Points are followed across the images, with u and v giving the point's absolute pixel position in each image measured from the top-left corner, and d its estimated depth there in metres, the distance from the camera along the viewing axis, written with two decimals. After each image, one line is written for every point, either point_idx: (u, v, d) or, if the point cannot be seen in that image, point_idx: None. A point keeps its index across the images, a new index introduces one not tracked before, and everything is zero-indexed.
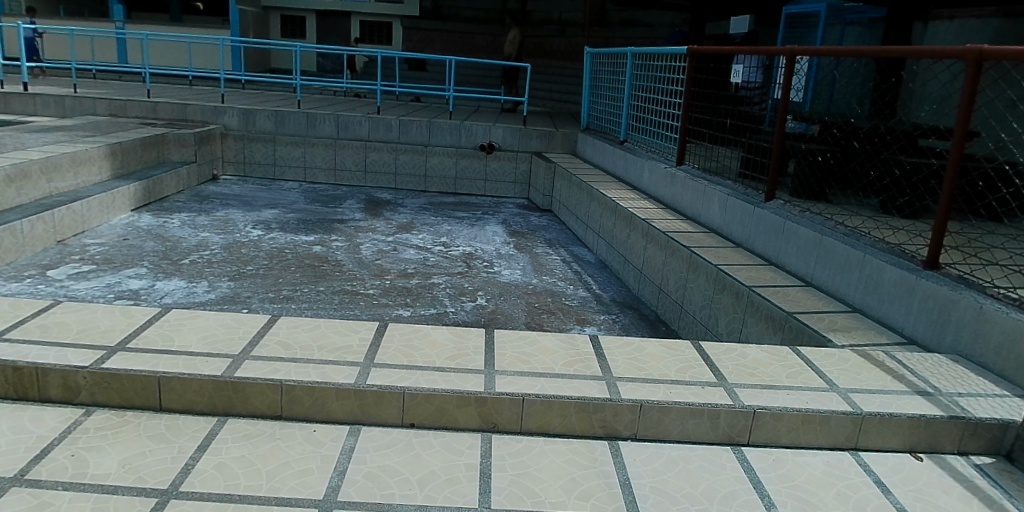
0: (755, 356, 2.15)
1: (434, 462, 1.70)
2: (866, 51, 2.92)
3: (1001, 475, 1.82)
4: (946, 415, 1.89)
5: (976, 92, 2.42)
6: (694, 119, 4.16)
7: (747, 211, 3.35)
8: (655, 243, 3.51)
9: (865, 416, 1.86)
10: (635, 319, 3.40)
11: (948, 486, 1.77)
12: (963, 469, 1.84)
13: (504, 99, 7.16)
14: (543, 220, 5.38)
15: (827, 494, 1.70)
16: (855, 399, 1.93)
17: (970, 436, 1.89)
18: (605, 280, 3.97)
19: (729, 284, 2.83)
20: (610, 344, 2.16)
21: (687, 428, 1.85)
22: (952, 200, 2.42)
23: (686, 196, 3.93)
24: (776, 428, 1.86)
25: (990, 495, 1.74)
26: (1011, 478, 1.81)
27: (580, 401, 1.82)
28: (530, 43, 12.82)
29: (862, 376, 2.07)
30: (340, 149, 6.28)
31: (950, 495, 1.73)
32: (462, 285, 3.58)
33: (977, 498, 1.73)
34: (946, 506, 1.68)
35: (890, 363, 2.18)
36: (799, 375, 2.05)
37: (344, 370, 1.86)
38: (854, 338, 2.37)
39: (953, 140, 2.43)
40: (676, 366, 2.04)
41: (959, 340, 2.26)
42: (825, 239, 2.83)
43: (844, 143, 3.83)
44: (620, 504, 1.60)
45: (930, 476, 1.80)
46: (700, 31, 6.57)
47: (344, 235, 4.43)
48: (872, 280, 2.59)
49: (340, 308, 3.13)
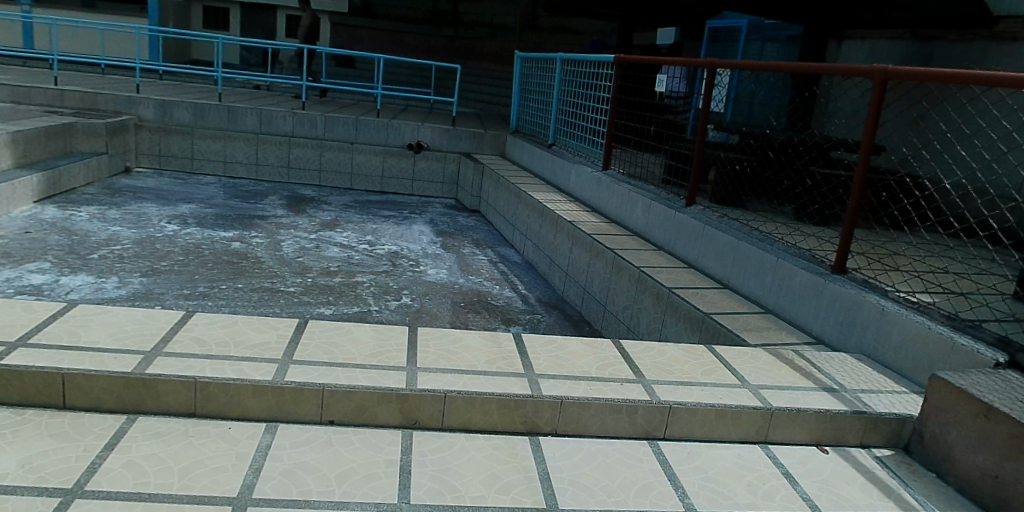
0: (672, 354, 2.21)
1: (353, 458, 1.67)
2: (783, 67, 3.06)
3: (899, 466, 1.94)
4: (849, 410, 1.99)
5: (880, 108, 2.57)
6: (620, 126, 4.24)
7: (669, 215, 3.45)
8: (580, 245, 3.57)
9: (774, 411, 1.94)
10: (559, 318, 3.45)
11: (850, 476, 1.87)
12: (865, 461, 1.95)
13: (432, 99, 7.14)
14: (470, 220, 5.39)
15: (739, 484, 1.77)
16: (766, 395, 2.02)
17: (871, 431, 2.00)
18: (531, 280, 4.01)
19: (650, 285, 2.91)
20: (533, 341, 2.18)
21: (606, 423, 1.89)
22: (858, 208, 2.56)
23: (611, 199, 4.02)
24: (692, 423, 1.92)
25: (887, 485, 1.85)
26: (908, 469, 1.93)
27: (501, 398, 1.83)
28: (458, 44, 12.72)
29: (773, 374, 2.16)
30: (262, 144, 6.13)
31: (852, 485, 1.83)
32: (387, 284, 3.55)
33: (878, 488, 1.83)
34: (847, 494, 1.78)
35: (800, 361, 2.29)
36: (713, 372, 2.12)
37: (262, 367, 1.82)
38: (766, 337, 2.47)
39: (858, 153, 2.58)
40: (598, 364, 2.07)
41: (863, 339, 2.39)
42: (741, 243, 2.94)
43: (762, 154, 3.98)
44: (539, 497, 1.62)
45: (834, 468, 1.90)
46: (627, 40, 6.71)
47: (264, 231, 4.32)
48: (784, 283, 2.71)
49: (259, 305, 3.06)
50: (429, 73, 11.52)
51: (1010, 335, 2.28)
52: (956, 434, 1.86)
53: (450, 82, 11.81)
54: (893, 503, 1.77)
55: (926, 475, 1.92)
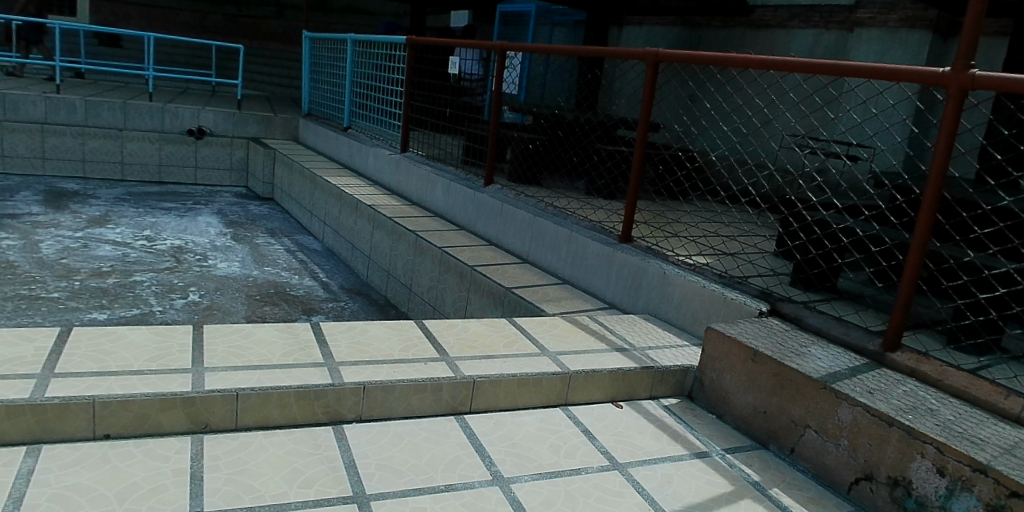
0: (473, 329, 2.27)
1: (136, 472, 1.54)
2: (569, 51, 3.22)
3: (684, 412, 2.18)
4: (639, 367, 2.18)
5: (654, 89, 2.81)
6: (416, 108, 4.24)
7: (469, 196, 3.51)
8: (382, 228, 3.53)
9: (572, 375, 2.07)
10: (364, 304, 3.40)
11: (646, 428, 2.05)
12: (655, 411, 2.15)
13: (212, 81, 6.67)
14: (262, 209, 5.13)
15: (545, 447, 1.86)
16: (564, 360, 2.14)
17: (659, 383, 2.22)
18: (333, 267, 3.91)
19: (453, 265, 2.95)
20: (331, 329, 2.13)
21: (412, 403, 1.90)
22: (639, 181, 2.79)
23: (411, 182, 4.02)
24: (496, 394, 1.99)
25: (674, 429, 2.08)
26: (691, 414, 2.17)
27: (300, 390, 1.77)
28: (243, 23, 11.94)
29: (568, 340, 2.29)
30: (6, 133, 5.37)
31: (643, 434, 2.00)
32: (171, 281, 3.28)
33: (666, 434, 2.04)
34: (637, 443, 1.95)
35: (593, 326, 2.45)
36: (514, 343, 2.21)
37: (16, 384, 1.61)
38: (563, 306, 2.61)
39: (637, 130, 2.79)
40: (400, 346, 2.08)
41: (649, 301, 2.62)
42: (537, 219, 3.08)
43: (554, 132, 4.19)
44: (345, 486, 1.59)
45: (626, 421, 2.06)
46: (420, 22, 6.73)
47: (16, 232, 3.80)
48: (578, 255, 2.88)
49: (13, 316, 2.69)
50: (209, 53, 10.73)
51: (767, 287, 2.67)
52: (731, 377, 2.15)
53: (235, 63, 11.09)
54: (679, 446, 1.98)
55: (708, 417, 2.18)
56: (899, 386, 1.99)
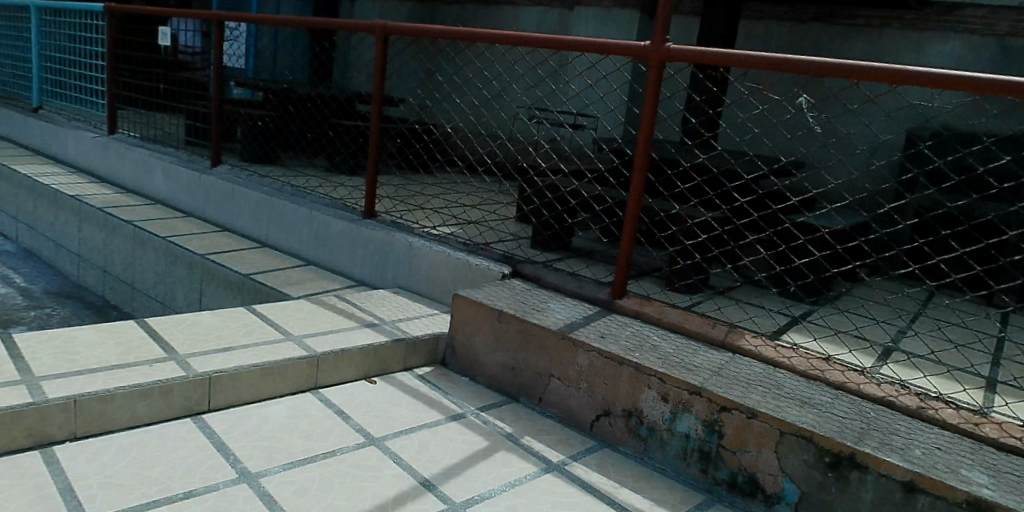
0: (202, 324, 2.55)
1: None
2: (291, 22, 3.10)
3: (441, 379, 2.85)
4: (390, 341, 2.71)
5: (384, 63, 2.89)
6: (121, 81, 4.22)
7: (227, 191, 3.62)
8: (93, 224, 3.45)
9: (320, 357, 2.49)
10: (77, 307, 3.31)
11: (404, 400, 2.60)
12: (413, 382, 2.75)
13: None
14: None
15: (305, 438, 2.22)
16: (309, 344, 2.53)
17: (413, 355, 2.82)
18: (34, 268, 3.71)
19: (184, 255, 3.04)
20: (37, 343, 2.23)
21: (137, 410, 2.09)
22: (377, 152, 2.88)
23: (127, 169, 4.05)
24: (237, 387, 2.29)
25: (433, 398, 2.69)
26: (448, 379, 2.86)
27: (4, 412, 1.87)
28: None
29: (315, 322, 2.71)
30: None
31: (356, 413, 2.43)
32: None
33: (425, 402, 2.63)
34: (352, 423, 2.36)
35: (341, 305, 2.89)
36: (254, 332, 2.56)
37: None
38: (303, 286, 2.97)
39: (372, 104, 2.86)
40: (117, 352, 2.27)
41: (398, 276, 3.19)
42: (275, 200, 3.42)
43: (281, 109, 4.45)
44: (62, 509, 1.73)
45: (348, 402, 2.48)
46: None
47: None
48: (322, 234, 3.32)
49: None
50: None
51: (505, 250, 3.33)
52: (486, 342, 2.85)
53: None
54: (444, 414, 2.58)
55: (464, 380, 2.90)
56: (626, 326, 2.87)
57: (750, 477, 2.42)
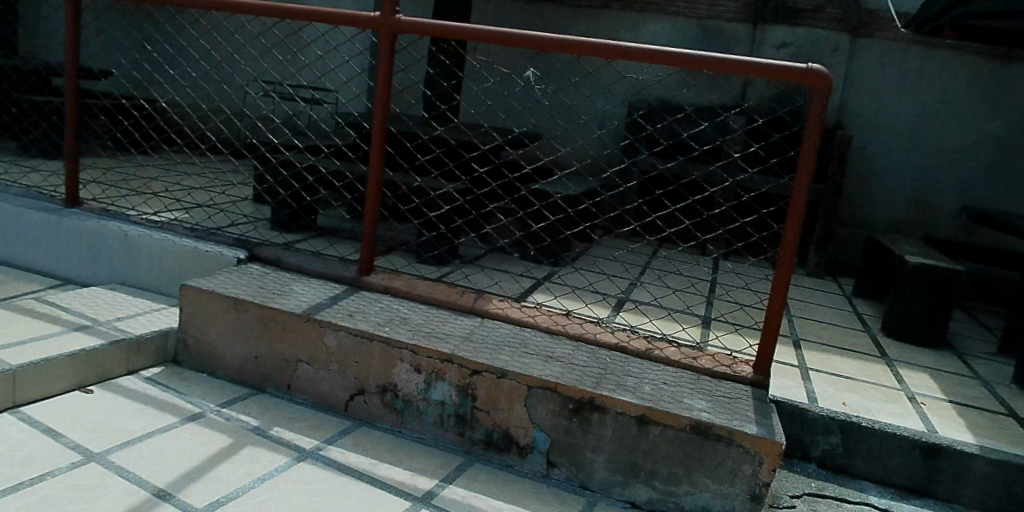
0: None
1: None
2: None
3: (172, 377, 3.17)
4: (106, 345, 3.00)
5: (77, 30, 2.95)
6: None
7: None
8: None
9: (20, 370, 2.70)
10: None
11: (134, 407, 2.85)
12: (139, 384, 3.05)
13: None
14: None
15: (7, 468, 2.35)
16: (7, 357, 2.75)
17: (136, 356, 3.13)
18: None
19: None
20: None
21: None
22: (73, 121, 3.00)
23: None
24: None
25: (168, 398, 2.98)
26: (177, 376, 3.18)
27: None
28: None
29: (19, 334, 2.98)
30: None
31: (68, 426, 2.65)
32: None
33: (161, 403, 2.92)
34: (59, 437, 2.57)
35: (50, 312, 3.24)
36: None
37: None
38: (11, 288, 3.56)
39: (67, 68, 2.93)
40: None
41: (115, 269, 3.74)
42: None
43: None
44: None
45: (57, 414, 2.72)
46: None
47: None
48: (35, 234, 3.87)
49: None
50: None
51: (232, 232, 3.87)
52: (223, 334, 3.20)
53: None
54: (167, 411, 2.87)
55: (200, 375, 3.24)
56: (376, 301, 3.30)
57: (504, 432, 2.93)
